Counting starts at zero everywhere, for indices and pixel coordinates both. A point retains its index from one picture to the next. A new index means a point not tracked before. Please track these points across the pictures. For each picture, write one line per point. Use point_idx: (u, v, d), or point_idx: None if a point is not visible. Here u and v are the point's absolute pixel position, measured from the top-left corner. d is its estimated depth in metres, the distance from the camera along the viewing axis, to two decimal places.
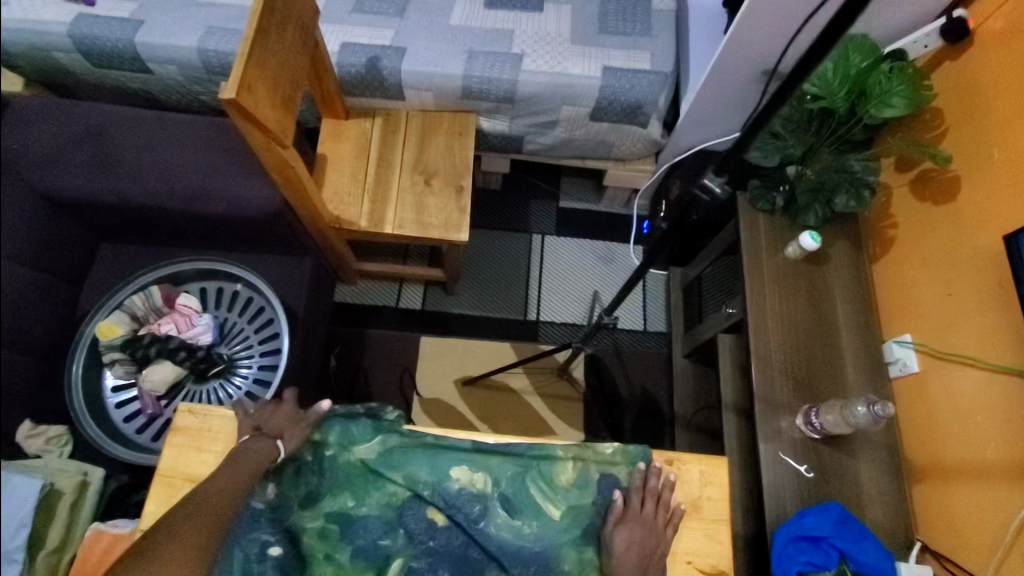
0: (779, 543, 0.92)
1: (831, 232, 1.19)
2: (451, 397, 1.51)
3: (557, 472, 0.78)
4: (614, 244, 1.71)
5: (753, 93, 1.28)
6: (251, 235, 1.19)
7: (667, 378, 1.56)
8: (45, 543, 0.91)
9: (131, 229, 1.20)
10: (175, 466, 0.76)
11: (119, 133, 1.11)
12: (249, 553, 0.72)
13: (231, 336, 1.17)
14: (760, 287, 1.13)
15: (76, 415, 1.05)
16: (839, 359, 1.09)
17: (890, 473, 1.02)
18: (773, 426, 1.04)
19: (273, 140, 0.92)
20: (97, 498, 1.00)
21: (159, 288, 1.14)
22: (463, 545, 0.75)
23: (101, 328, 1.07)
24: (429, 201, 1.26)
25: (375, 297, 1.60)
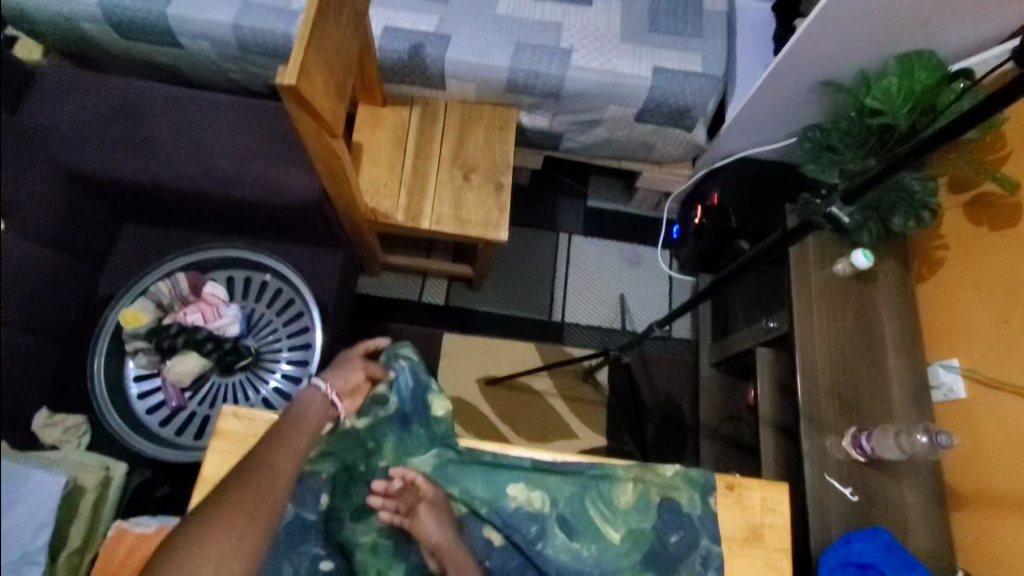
0: (827, 568, 0.90)
1: (880, 250, 1.17)
2: (474, 396, 1.47)
3: (617, 494, 0.76)
4: (642, 247, 1.68)
5: (806, 102, 1.25)
6: (283, 224, 1.15)
7: (691, 386, 1.54)
8: (67, 543, 0.86)
9: (156, 211, 1.14)
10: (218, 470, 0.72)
11: (150, 110, 1.05)
12: (299, 566, 0.71)
13: (259, 328, 1.12)
14: (808, 304, 1.10)
15: (99, 407, 1.00)
16: (885, 381, 1.07)
17: (933, 499, 1.01)
18: (819, 447, 1.01)
19: (323, 129, 0.88)
20: (119, 493, 0.96)
21: (186, 275, 1.08)
22: (520, 566, 0.76)
23: (125, 316, 1.02)
24: (467, 197, 1.22)
25: (398, 290, 1.55)
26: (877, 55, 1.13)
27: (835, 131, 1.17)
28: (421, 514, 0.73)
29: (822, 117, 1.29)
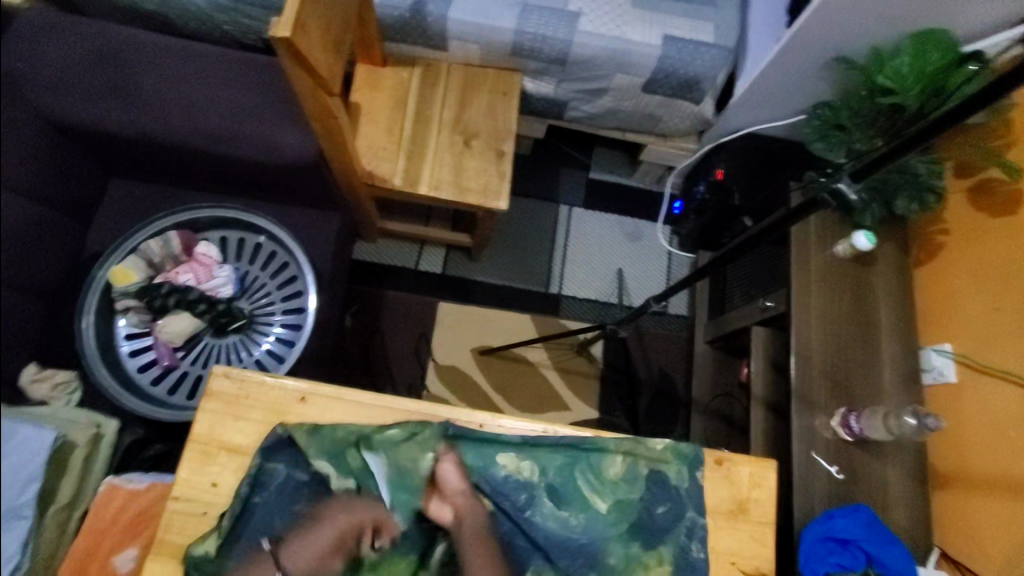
0: (808, 542, 0.92)
1: (881, 233, 1.16)
2: (468, 365, 1.47)
3: (606, 466, 0.77)
4: (642, 221, 1.66)
5: (816, 79, 1.23)
6: (278, 184, 1.12)
7: (684, 362, 1.55)
8: (56, 497, 0.86)
9: (147, 166, 1.11)
10: (211, 431, 0.72)
11: (139, 60, 1.01)
12: (288, 528, 0.68)
13: (252, 290, 1.11)
14: (807, 285, 1.10)
15: (88, 363, 0.98)
16: (877, 363, 1.08)
17: (916, 480, 1.03)
18: (808, 426, 1.02)
19: (320, 87, 0.85)
20: (110, 451, 0.95)
21: (178, 234, 1.06)
22: (510, 532, 0.74)
23: (115, 274, 1.00)
24: (467, 163, 1.19)
25: (393, 257, 1.54)
26: (891, 32, 1.10)
27: (844, 110, 1.15)
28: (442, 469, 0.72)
29: (831, 95, 1.27)
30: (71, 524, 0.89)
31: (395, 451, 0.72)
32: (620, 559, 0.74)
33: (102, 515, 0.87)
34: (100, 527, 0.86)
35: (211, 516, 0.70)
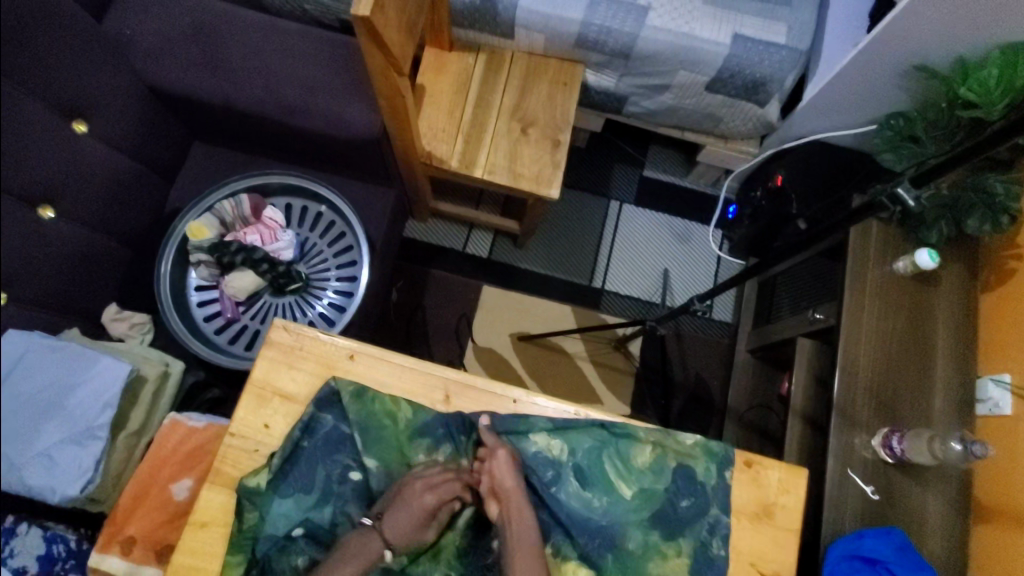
0: (834, 558, 0.90)
1: (946, 253, 1.12)
2: (506, 349, 1.50)
3: (634, 454, 0.78)
4: (693, 223, 1.65)
5: (892, 87, 1.18)
6: (343, 157, 1.18)
7: (723, 368, 1.53)
8: (126, 425, 0.94)
9: (226, 132, 1.19)
10: (266, 377, 0.78)
11: (228, 32, 1.08)
12: (330, 474, 0.74)
13: (310, 256, 1.18)
14: (860, 300, 1.06)
15: (163, 307, 1.07)
16: (929, 387, 1.04)
17: (956, 510, 0.99)
18: (847, 442, 1.00)
19: (391, 66, 0.90)
20: (174, 391, 1.03)
21: (248, 197, 1.12)
22: (533, 506, 0.76)
23: (191, 228, 1.08)
24: (523, 150, 1.22)
25: (442, 237, 1.58)
26: (979, 43, 1.04)
27: (920, 120, 1.11)
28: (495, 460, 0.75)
29: (907, 106, 1.21)
30: (137, 450, 0.97)
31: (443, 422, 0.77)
32: (638, 545, 0.75)
33: (164, 446, 0.95)
34: (162, 456, 0.95)
35: (261, 454, 0.76)
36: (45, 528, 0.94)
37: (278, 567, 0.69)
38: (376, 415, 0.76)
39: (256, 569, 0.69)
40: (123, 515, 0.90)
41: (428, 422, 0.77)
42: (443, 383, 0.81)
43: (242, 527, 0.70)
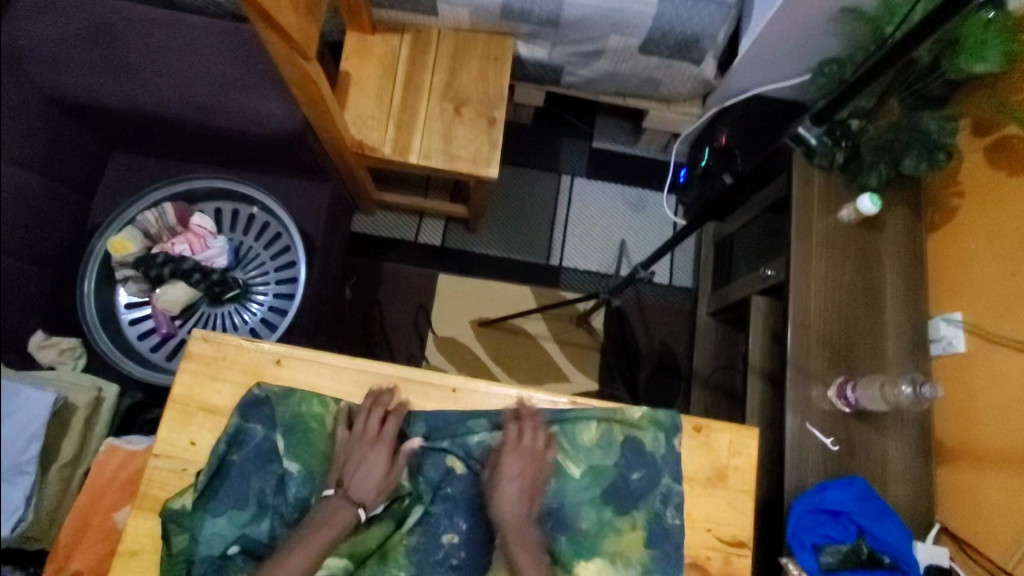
0: (798, 513, 0.90)
1: (890, 195, 1.10)
2: (467, 338, 1.47)
3: (580, 432, 0.77)
4: (647, 191, 1.62)
5: (825, 33, 1.15)
6: (269, 154, 1.12)
7: (687, 334, 1.52)
8: (58, 456, 0.91)
9: (143, 138, 1.13)
10: (187, 393, 0.75)
11: (124, 29, 1.00)
12: (263, 489, 0.71)
13: (247, 261, 1.12)
14: (807, 251, 1.05)
15: (89, 330, 1.03)
16: (881, 333, 1.03)
17: (917, 452, 0.99)
18: (804, 394, 0.99)
19: (295, 51, 0.85)
20: (112, 414, 1.00)
21: (173, 207, 1.08)
22: (480, 495, 0.76)
23: (112, 244, 1.03)
24: (458, 130, 1.18)
25: (393, 229, 1.54)
26: None
27: (852, 63, 1.09)
28: (505, 465, 0.74)
29: (841, 51, 1.20)
30: (76, 481, 0.93)
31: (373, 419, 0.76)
32: (593, 524, 0.74)
33: (102, 473, 0.90)
34: (101, 485, 0.90)
35: (190, 472, 0.73)
36: None
37: None
38: (300, 418, 0.74)
39: None
40: (66, 550, 0.86)
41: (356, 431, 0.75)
42: (379, 378, 0.79)
43: (173, 551, 0.67)
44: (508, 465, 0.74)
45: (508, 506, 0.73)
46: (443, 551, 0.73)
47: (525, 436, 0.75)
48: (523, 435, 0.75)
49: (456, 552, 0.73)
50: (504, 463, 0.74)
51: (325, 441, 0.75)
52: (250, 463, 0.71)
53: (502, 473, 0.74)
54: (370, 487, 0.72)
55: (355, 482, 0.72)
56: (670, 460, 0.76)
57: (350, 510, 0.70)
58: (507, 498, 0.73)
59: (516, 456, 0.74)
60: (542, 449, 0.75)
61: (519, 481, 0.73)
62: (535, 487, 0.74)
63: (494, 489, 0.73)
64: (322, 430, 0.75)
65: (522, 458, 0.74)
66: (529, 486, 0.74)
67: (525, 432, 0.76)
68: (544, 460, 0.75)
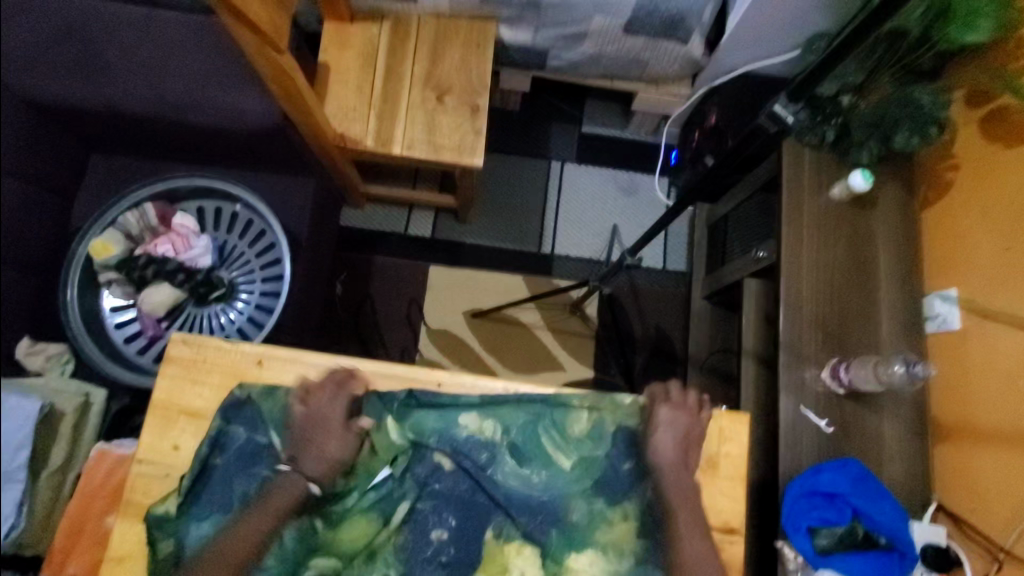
0: (792, 497, 0.89)
1: (882, 172, 1.08)
2: (460, 329, 1.45)
3: (570, 423, 0.78)
4: (638, 174, 1.60)
5: (816, 7, 1.12)
6: (250, 150, 1.11)
7: (682, 319, 1.51)
8: (47, 463, 0.90)
9: (122, 138, 1.11)
10: (169, 398, 0.76)
11: (98, 30, 0.99)
12: (247, 490, 0.72)
13: (231, 260, 1.11)
14: (798, 232, 1.03)
15: (73, 334, 1.01)
16: (876, 312, 1.02)
17: (913, 431, 0.99)
18: (797, 376, 0.98)
19: (267, 44, 0.83)
20: (99, 420, 0.99)
21: (154, 206, 1.08)
22: (470, 491, 0.76)
23: (95, 247, 1.02)
24: (441, 120, 1.15)
25: (382, 222, 1.52)
26: None
27: None
28: (658, 417, 0.77)
29: (832, 25, 1.16)
30: (66, 487, 0.93)
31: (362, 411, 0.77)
32: (583, 515, 0.75)
33: (92, 480, 0.90)
34: (91, 491, 0.89)
35: (173, 477, 0.75)
36: None
37: None
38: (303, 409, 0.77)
39: None
40: (59, 557, 0.86)
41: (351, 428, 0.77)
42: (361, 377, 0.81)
43: (159, 558, 0.69)
44: (662, 416, 0.77)
45: (664, 454, 0.75)
46: (433, 548, 0.73)
47: (673, 393, 0.79)
48: (675, 389, 0.79)
49: (446, 549, 0.73)
50: (658, 413, 0.77)
51: None
52: (236, 467, 0.73)
53: (657, 433, 0.76)
54: (323, 460, 0.72)
55: (307, 456, 0.72)
56: (666, 449, 0.75)
57: (302, 482, 0.70)
58: (663, 446, 0.75)
59: (669, 408, 0.77)
60: (694, 404, 0.78)
61: (675, 430, 0.76)
62: (689, 438, 0.77)
63: (648, 440, 0.76)
64: None
65: (675, 418, 0.77)
66: (684, 438, 0.76)
67: (673, 390, 0.79)
68: (698, 416, 0.78)
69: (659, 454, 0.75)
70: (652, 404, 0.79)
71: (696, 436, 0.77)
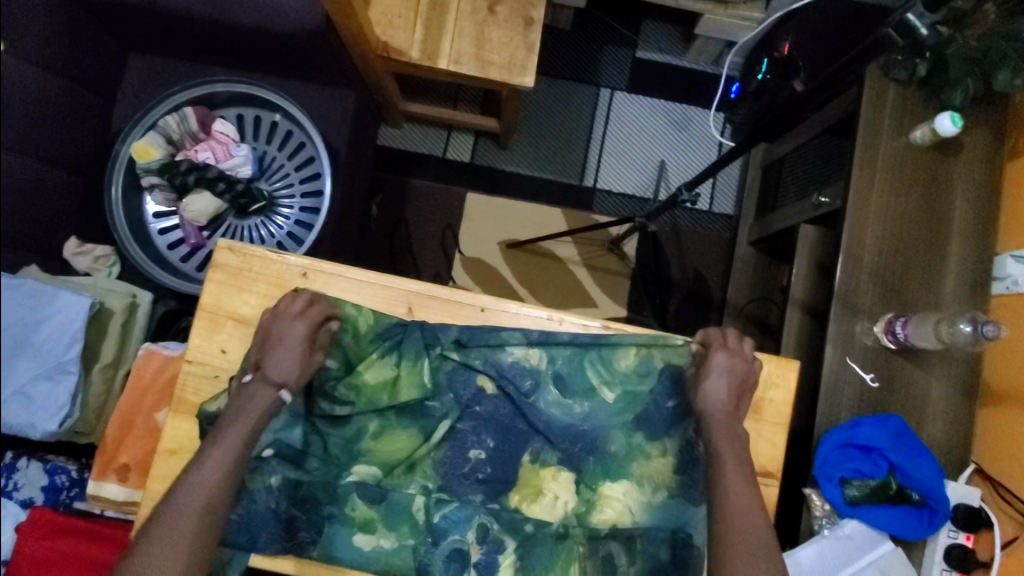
0: (827, 448, 0.88)
1: (971, 116, 0.99)
2: (494, 258, 1.43)
3: (619, 359, 0.79)
4: (692, 108, 1.50)
5: None
6: (292, 55, 1.05)
7: (724, 263, 1.46)
8: (99, 356, 0.94)
9: (161, 37, 1.07)
10: (215, 302, 0.78)
11: None
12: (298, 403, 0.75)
13: (271, 171, 1.09)
14: (869, 175, 0.96)
15: (120, 236, 1.02)
16: (939, 267, 0.96)
17: (961, 393, 0.95)
18: (847, 329, 0.94)
19: None
20: (148, 320, 1.02)
21: (193, 111, 1.04)
22: (509, 416, 0.79)
23: (136, 149, 1.00)
24: (492, 32, 1.08)
25: (420, 143, 1.47)
26: None
27: None
28: (713, 361, 0.76)
29: None
30: (119, 381, 0.97)
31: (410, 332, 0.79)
32: (621, 447, 0.78)
33: (142, 377, 0.93)
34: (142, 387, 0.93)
35: (222, 379, 0.77)
36: (45, 461, 0.99)
37: (253, 485, 0.74)
38: (349, 330, 0.77)
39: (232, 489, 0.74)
40: (113, 444, 0.90)
41: (396, 347, 0.79)
42: (406, 296, 0.81)
43: None
44: (717, 361, 0.75)
45: (716, 400, 0.74)
46: (470, 465, 0.78)
47: (730, 339, 0.78)
48: (732, 336, 0.77)
49: (483, 467, 0.78)
50: (714, 357, 0.76)
51: (361, 343, 0.78)
52: (263, 382, 0.71)
53: (702, 380, 0.75)
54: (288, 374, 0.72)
55: (278, 364, 0.72)
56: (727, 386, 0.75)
57: (272, 389, 0.71)
58: (714, 392, 0.74)
59: (725, 353, 0.76)
60: (750, 353, 0.77)
61: (730, 377, 0.75)
62: (745, 387, 0.76)
63: (699, 385, 0.76)
64: (357, 333, 0.78)
65: (719, 360, 0.76)
66: (738, 385, 0.76)
67: (729, 338, 0.78)
68: (752, 363, 0.77)
69: (708, 395, 0.75)
70: (706, 348, 0.77)
71: (748, 387, 0.76)
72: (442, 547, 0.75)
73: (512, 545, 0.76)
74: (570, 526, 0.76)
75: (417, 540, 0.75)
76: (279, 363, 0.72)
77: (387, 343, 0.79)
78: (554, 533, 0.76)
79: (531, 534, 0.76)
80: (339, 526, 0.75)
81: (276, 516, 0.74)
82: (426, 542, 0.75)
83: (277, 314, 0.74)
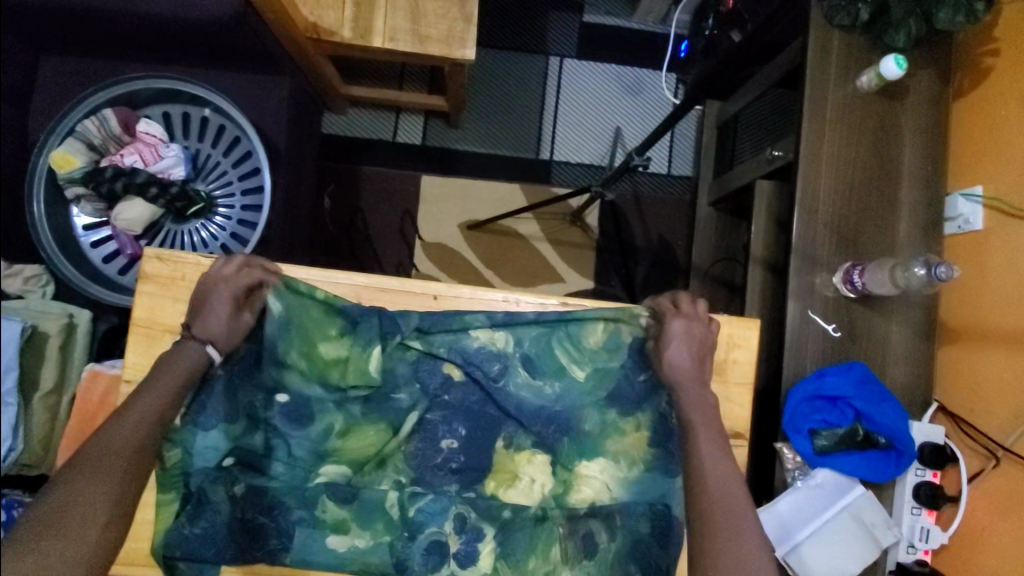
0: (795, 402, 0.89)
1: (916, 58, 0.98)
2: (455, 242, 1.40)
3: (586, 335, 0.77)
4: (643, 70, 1.47)
5: None
6: (215, 43, 0.99)
7: (686, 226, 1.45)
8: (39, 384, 0.89)
9: (69, 36, 0.99)
10: (151, 317, 0.74)
11: None
12: (254, 400, 0.74)
13: (207, 170, 1.03)
14: (819, 125, 0.95)
15: (48, 255, 0.96)
16: (893, 212, 0.96)
17: (922, 335, 0.97)
18: (808, 281, 0.94)
19: None
20: (88, 341, 0.97)
21: (114, 112, 0.98)
22: (480, 402, 0.77)
23: (56, 159, 0.94)
24: (426, 5, 1.03)
25: (368, 129, 1.42)
26: None
27: None
28: (672, 329, 0.75)
29: None
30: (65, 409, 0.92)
31: (361, 324, 0.75)
32: (595, 425, 0.77)
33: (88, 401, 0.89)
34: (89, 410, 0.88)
35: None
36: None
37: (215, 496, 0.72)
38: (308, 336, 0.74)
39: (191, 504, 0.72)
40: None
41: (354, 344, 0.75)
42: (354, 289, 0.78)
43: (168, 466, 0.72)
44: (677, 328, 0.74)
45: (692, 370, 0.73)
46: (443, 456, 0.76)
47: (689, 304, 0.77)
48: (691, 301, 0.76)
49: (456, 457, 0.76)
50: (673, 324, 0.75)
51: (322, 340, 0.74)
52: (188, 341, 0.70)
53: (664, 350, 0.74)
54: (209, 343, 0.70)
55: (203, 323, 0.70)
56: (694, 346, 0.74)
57: (197, 346, 0.70)
58: (680, 357, 0.73)
59: (684, 319, 0.75)
60: (709, 315, 0.77)
61: (690, 341, 0.74)
62: (706, 345, 0.75)
63: (663, 353, 0.74)
64: (320, 330, 0.74)
65: (680, 327, 0.74)
66: (701, 347, 0.74)
67: (691, 303, 0.77)
68: (713, 326, 0.76)
69: (671, 365, 0.73)
70: (668, 317, 0.76)
71: (717, 345, 0.76)
72: (419, 540, 0.74)
73: (491, 532, 0.75)
74: (549, 508, 0.76)
75: (394, 536, 0.74)
76: (207, 322, 0.70)
77: (348, 343, 0.75)
78: (533, 517, 0.75)
79: (509, 519, 0.75)
80: (310, 530, 0.73)
81: (242, 524, 0.72)
82: (402, 538, 0.74)
83: (209, 307, 0.71)
